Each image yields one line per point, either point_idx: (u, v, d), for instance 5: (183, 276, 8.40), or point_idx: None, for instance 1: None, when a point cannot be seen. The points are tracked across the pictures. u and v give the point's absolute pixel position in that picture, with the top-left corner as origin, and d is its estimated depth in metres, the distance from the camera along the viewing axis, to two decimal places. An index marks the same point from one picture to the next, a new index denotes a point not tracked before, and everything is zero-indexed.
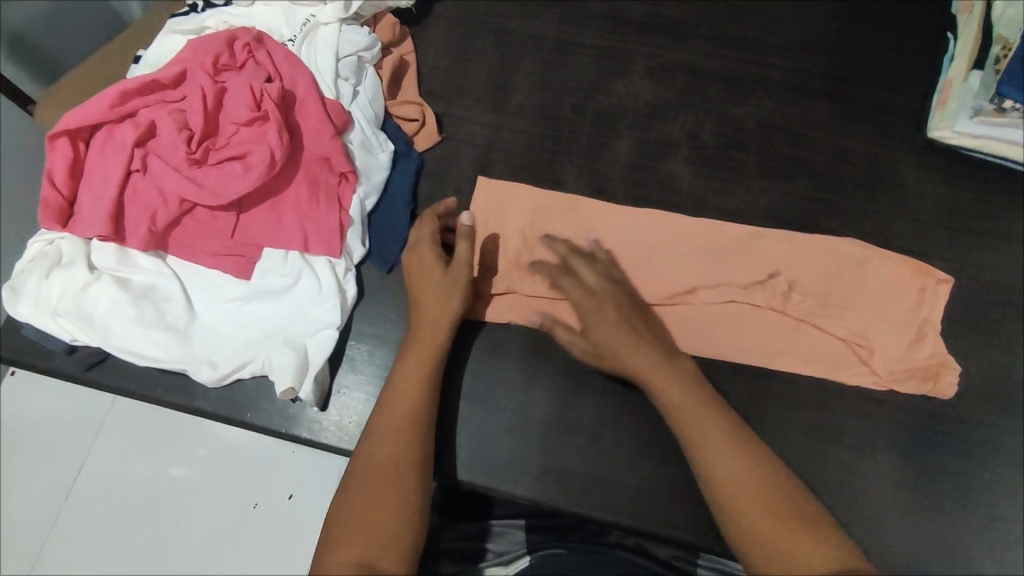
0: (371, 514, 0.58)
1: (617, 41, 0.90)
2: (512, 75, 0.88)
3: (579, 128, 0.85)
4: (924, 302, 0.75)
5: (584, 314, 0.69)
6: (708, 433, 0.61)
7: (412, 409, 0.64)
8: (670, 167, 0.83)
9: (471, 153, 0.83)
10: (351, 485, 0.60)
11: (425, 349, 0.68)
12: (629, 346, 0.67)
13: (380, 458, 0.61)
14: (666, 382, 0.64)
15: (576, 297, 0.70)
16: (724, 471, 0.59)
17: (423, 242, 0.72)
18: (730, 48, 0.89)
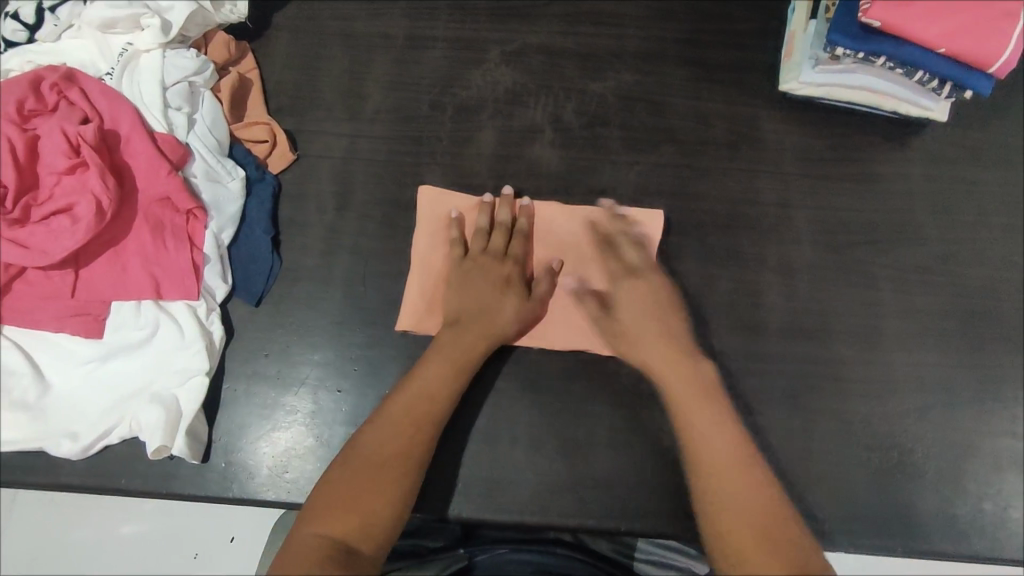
0: (375, 502, 0.57)
1: (470, 29, 0.87)
2: (365, 79, 0.84)
3: (440, 126, 0.82)
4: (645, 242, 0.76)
5: (621, 311, 0.71)
6: (711, 416, 0.63)
7: (422, 412, 0.64)
8: (536, 154, 0.81)
9: (329, 168, 0.80)
10: (337, 471, 0.59)
11: (419, 382, 0.65)
12: (652, 344, 0.68)
13: (384, 447, 0.61)
14: (678, 389, 0.65)
15: (625, 298, 0.71)
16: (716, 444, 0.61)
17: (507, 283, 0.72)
18: (584, 23, 0.88)
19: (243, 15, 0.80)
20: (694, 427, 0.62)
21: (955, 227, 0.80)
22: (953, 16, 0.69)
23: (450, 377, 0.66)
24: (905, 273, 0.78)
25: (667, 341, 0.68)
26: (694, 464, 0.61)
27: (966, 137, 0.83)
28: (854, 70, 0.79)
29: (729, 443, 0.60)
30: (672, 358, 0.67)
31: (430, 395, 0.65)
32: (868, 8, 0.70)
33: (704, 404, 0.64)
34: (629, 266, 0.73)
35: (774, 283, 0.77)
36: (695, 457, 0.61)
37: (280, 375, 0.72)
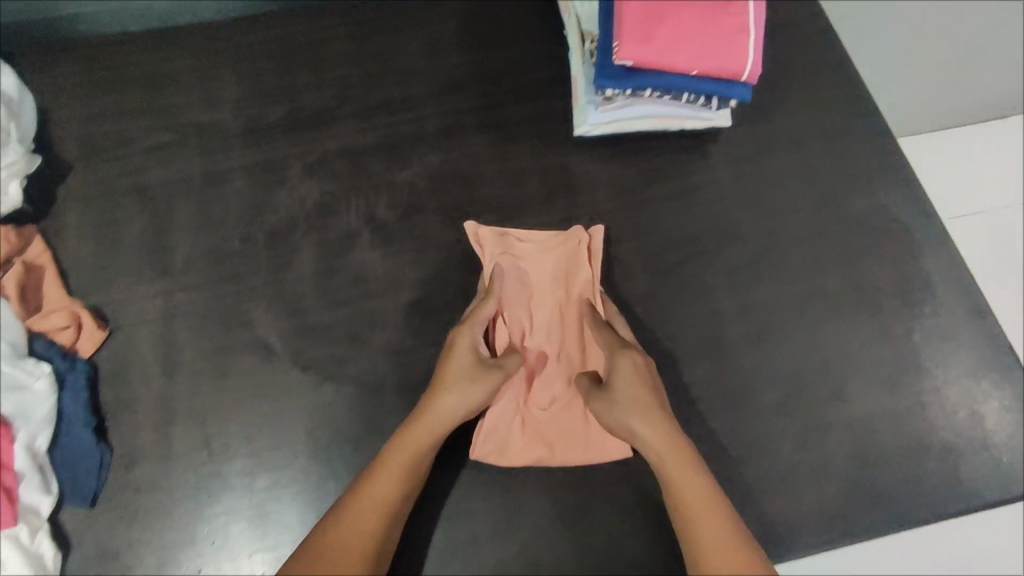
0: (371, 530, 0.61)
1: (266, 151, 0.87)
2: (167, 229, 0.81)
3: (255, 257, 0.80)
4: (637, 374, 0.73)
5: (613, 381, 0.70)
6: (709, 510, 0.62)
7: (441, 431, 0.68)
8: (357, 259, 0.80)
9: (147, 333, 0.76)
10: (352, 504, 0.62)
11: (422, 431, 0.67)
12: (635, 416, 0.67)
13: (359, 521, 0.61)
14: (668, 462, 0.65)
15: (619, 374, 0.70)
16: (705, 534, 0.60)
17: (472, 326, 0.72)
18: (380, 115, 0.89)
19: (19, 197, 0.81)
20: (685, 507, 0.63)
21: (769, 217, 0.84)
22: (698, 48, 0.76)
23: (420, 459, 0.67)
24: (736, 275, 0.81)
25: (659, 414, 0.68)
26: (682, 533, 0.62)
27: (757, 132, 0.88)
28: (632, 103, 0.82)
29: (705, 500, 0.62)
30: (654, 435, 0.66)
31: (408, 460, 0.66)
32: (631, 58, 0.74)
33: (689, 471, 0.64)
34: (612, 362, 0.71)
35: (615, 322, 0.79)
36: (686, 528, 0.62)
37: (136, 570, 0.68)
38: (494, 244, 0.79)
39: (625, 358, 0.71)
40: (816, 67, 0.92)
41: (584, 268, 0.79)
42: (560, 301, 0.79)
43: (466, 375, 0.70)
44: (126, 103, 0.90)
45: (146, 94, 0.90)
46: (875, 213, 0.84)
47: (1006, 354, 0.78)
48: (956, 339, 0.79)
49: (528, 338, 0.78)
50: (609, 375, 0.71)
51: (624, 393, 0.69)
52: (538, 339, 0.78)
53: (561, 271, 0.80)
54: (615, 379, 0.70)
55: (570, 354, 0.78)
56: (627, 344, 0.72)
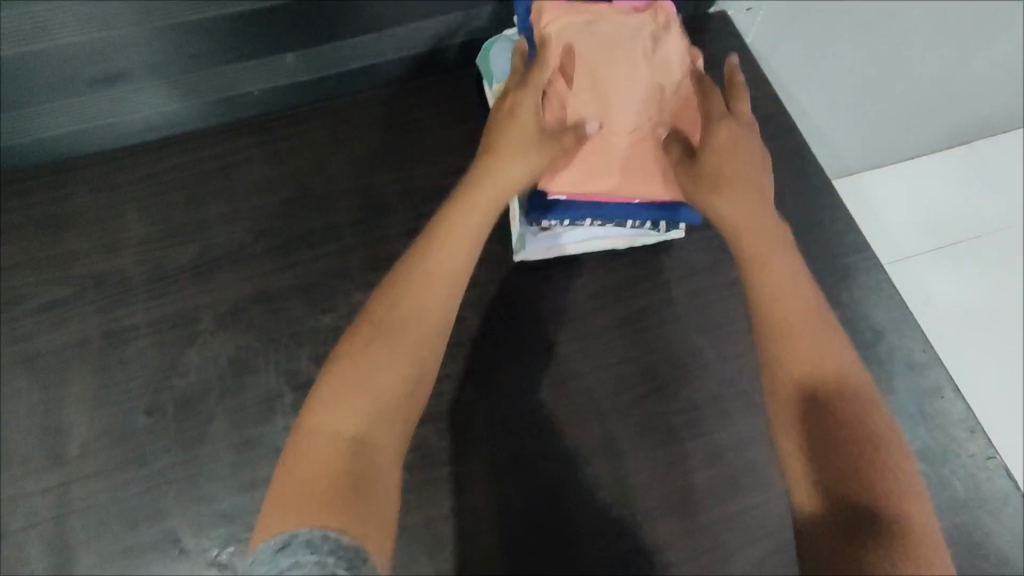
0: (417, 342, 0.50)
1: (175, 301, 0.79)
2: (65, 405, 0.74)
3: (162, 431, 0.72)
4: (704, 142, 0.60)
5: (703, 152, 0.59)
6: (815, 355, 0.47)
7: (473, 250, 0.57)
8: (277, 425, 0.73)
9: (40, 535, 0.68)
10: (376, 318, 0.51)
11: (459, 238, 0.57)
12: (727, 195, 0.57)
13: (404, 311, 0.51)
14: (760, 258, 0.54)
15: (711, 149, 0.59)
16: (811, 362, 0.47)
17: (529, 91, 0.63)
18: (300, 250, 0.82)
19: None
20: (778, 314, 0.50)
21: (729, 339, 0.77)
22: (638, 153, 0.70)
23: (455, 281, 0.55)
24: (698, 410, 0.74)
25: (756, 198, 0.57)
26: (761, 322, 0.50)
27: (711, 241, 0.81)
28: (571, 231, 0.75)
29: (808, 316, 0.49)
30: (777, 282, 0.52)
31: (441, 284, 0.54)
32: (564, 151, 0.64)
33: (790, 276, 0.52)
34: (709, 119, 0.60)
35: (568, 477, 0.71)
36: (772, 324, 0.50)
37: None
38: (546, 34, 0.69)
39: (716, 195, 0.57)
40: (776, 156, 0.85)
41: (650, 36, 0.70)
42: (615, 40, 0.69)
43: (524, 139, 0.62)
44: (17, 253, 0.81)
45: (41, 240, 0.82)
46: (850, 323, 0.77)
47: (1001, 479, 0.71)
48: (945, 465, 0.71)
49: (583, 67, 0.68)
50: (702, 147, 0.60)
51: (733, 174, 0.57)
52: (586, 59, 0.68)
53: (600, 58, 0.68)
54: (708, 155, 0.59)
55: (635, 93, 0.68)
56: (727, 113, 0.60)
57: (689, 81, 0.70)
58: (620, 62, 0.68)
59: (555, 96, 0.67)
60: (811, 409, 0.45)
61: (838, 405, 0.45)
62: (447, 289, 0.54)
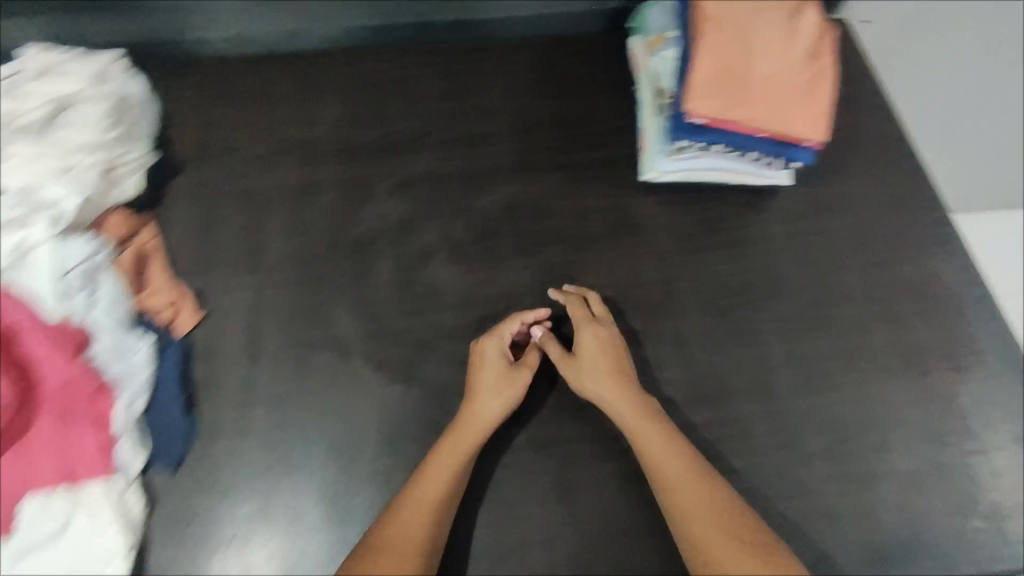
0: (419, 532, 0.67)
1: (359, 170, 0.95)
2: (264, 231, 0.89)
3: (340, 261, 0.87)
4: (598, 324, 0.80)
5: (583, 349, 0.79)
6: (706, 510, 0.68)
7: (475, 441, 0.73)
8: (433, 274, 0.87)
9: (236, 320, 0.82)
10: (385, 527, 0.68)
11: (452, 447, 0.73)
12: (602, 379, 0.76)
13: (433, 492, 0.70)
14: (641, 427, 0.73)
15: (587, 339, 0.79)
16: (710, 534, 0.66)
17: (496, 337, 0.78)
18: (462, 147, 0.98)
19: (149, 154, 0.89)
20: (675, 492, 0.69)
21: (821, 273, 0.88)
22: (775, 87, 0.80)
23: (460, 473, 0.72)
24: (788, 323, 0.85)
25: (625, 382, 0.76)
26: (667, 490, 0.70)
27: (814, 192, 0.93)
28: (699, 156, 0.88)
29: (699, 494, 0.68)
30: (671, 463, 0.71)
31: (446, 469, 0.71)
32: (532, 371, 0.77)
33: (672, 450, 0.72)
34: (598, 316, 0.81)
35: (670, 355, 0.83)
36: (671, 495, 0.69)
37: (207, 536, 0.73)
38: None
39: (597, 380, 0.76)
40: (875, 137, 0.98)
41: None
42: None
43: (491, 381, 0.76)
44: (235, 116, 0.99)
45: (255, 108, 1.00)
46: (926, 279, 0.88)
47: None
48: (997, 405, 0.82)
49: (732, 18, 0.82)
50: (578, 347, 0.79)
51: (589, 357, 0.78)
52: (737, 11, 0.82)
53: (747, 12, 0.82)
54: (583, 353, 0.78)
55: (776, 40, 0.81)
56: (592, 320, 0.80)
57: (819, 34, 0.82)
58: (762, 18, 0.82)
59: (709, 38, 0.81)
60: (691, 537, 0.67)
61: (752, 547, 0.65)
62: (432, 466, 0.71)
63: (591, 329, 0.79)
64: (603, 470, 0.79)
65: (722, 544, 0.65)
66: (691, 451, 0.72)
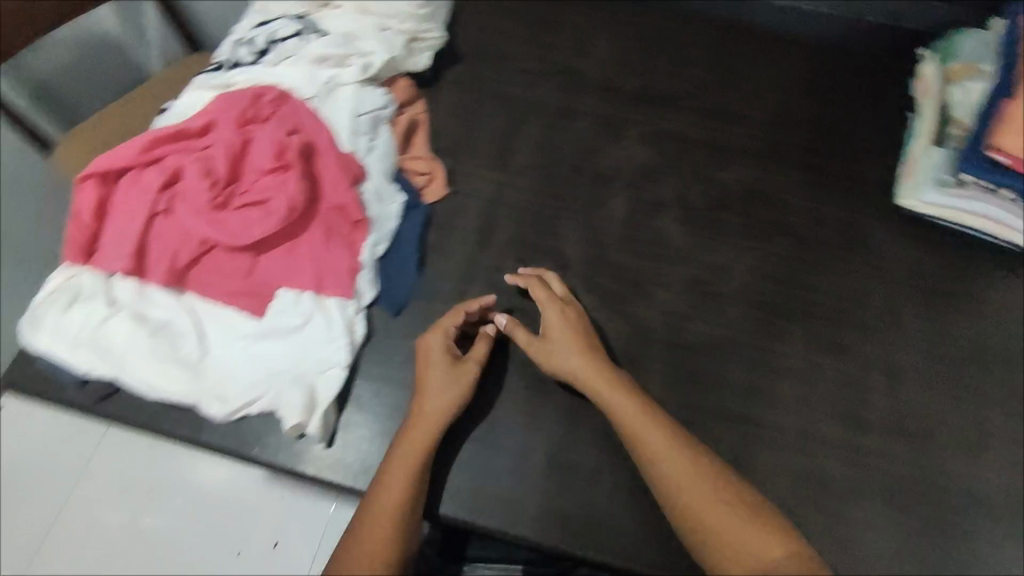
0: (391, 522, 0.64)
1: (612, 110, 0.99)
2: (517, 138, 0.95)
3: (579, 186, 0.92)
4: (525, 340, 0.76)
5: (552, 330, 0.76)
6: (694, 486, 0.65)
7: (439, 428, 0.71)
8: (660, 226, 0.90)
9: (476, 207, 0.89)
10: (358, 525, 0.65)
11: (412, 445, 0.70)
12: (575, 356, 0.74)
13: (393, 492, 0.66)
14: (635, 416, 0.70)
15: (552, 327, 0.76)
16: (707, 514, 0.63)
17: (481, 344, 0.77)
18: (716, 117, 0.98)
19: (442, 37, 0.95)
20: (663, 473, 0.66)
21: None
22: None
23: (422, 463, 0.69)
24: (1011, 396, 0.80)
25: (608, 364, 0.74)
26: (659, 483, 0.67)
27: None
28: (976, 197, 0.86)
29: (689, 467, 0.66)
30: (665, 453, 0.67)
31: (409, 463, 0.68)
32: (478, 365, 0.75)
33: (661, 432, 0.68)
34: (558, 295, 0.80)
35: (876, 381, 0.80)
36: (660, 477, 0.66)
37: (405, 379, 0.79)
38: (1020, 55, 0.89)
39: (569, 355, 0.74)
40: None
41: None
42: None
43: (440, 379, 0.73)
44: (515, 29, 1.06)
45: (535, 27, 1.06)
46: None
47: None
48: None
49: None
50: (514, 330, 0.77)
51: (552, 336, 0.76)
52: None
53: None
54: (551, 332, 0.76)
55: None
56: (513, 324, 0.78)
57: None
58: None
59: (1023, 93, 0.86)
60: (691, 521, 0.64)
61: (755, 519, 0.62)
62: (411, 458, 0.69)
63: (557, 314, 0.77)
64: (785, 463, 0.76)
65: (723, 523, 0.62)
66: (672, 423, 0.70)
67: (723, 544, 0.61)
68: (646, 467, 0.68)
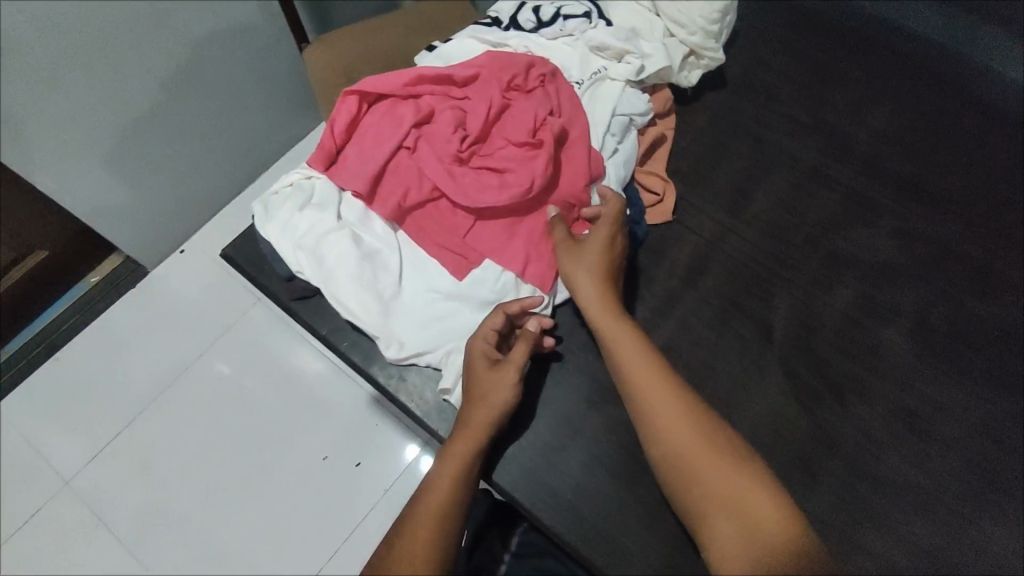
0: (438, 518, 0.64)
1: (872, 190, 0.88)
2: (759, 186, 0.88)
3: (808, 260, 0.84)
4: (564, 255, 0.75)
5: (589, 243, 0.74)
6: (695, 454, 0.63)
7: (483, 431, 0.69)
8: (887, 335, 0.80)
9: (695, 245, 0.85)
10: (407, 517, 0.65)
11: (462, 445, 0.68)
12: (599, 278, 0.73)
13: (438, 488, 0.66)
14: (637, 362, 0.69)
15: (591, 242, 0.74)
16: (705, 486, 0.62)
17: (515, 357, 0.71)
18: (992, 238, 0.85)
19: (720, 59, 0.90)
20: (659, 428, 0.65)
21: None
22: None
23: (469, 463, 0.68)
24: None
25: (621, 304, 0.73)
26: (655, 440, 0.66)
27: None
28: None
29: (692, 431, 0.64)
30: (664, 407, 0.66)
31: (455, 462, 0.67)
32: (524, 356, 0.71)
33: (664, 385, 0.67)
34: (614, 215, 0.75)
35: None
36: (657, 431, 0.65)
37: (569, 393, 0.78)
38: None
39: (585, 275, 0.73)
40: None
41: None
42: None
43: (482, 388, 0.70)
44: (791, 70, 0.97)
45: (814, 74, 0.97)
46: None
47: None
48: None
49: None
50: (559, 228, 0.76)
51: (591, 251, 0.74)
52: None
53: None
54: (590, 244, 0.74)
55: None
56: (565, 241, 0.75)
57: None
58: None
59: None
60: (688, 482, 0.63)
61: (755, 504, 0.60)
62: (458, 459, 0.67)
63: (605, 229, 0.74)
64: None
65: (721, 501, 0.61)
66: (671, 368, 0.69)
67: (720, 524, 0.60)
68: (641, 415, 0.67)
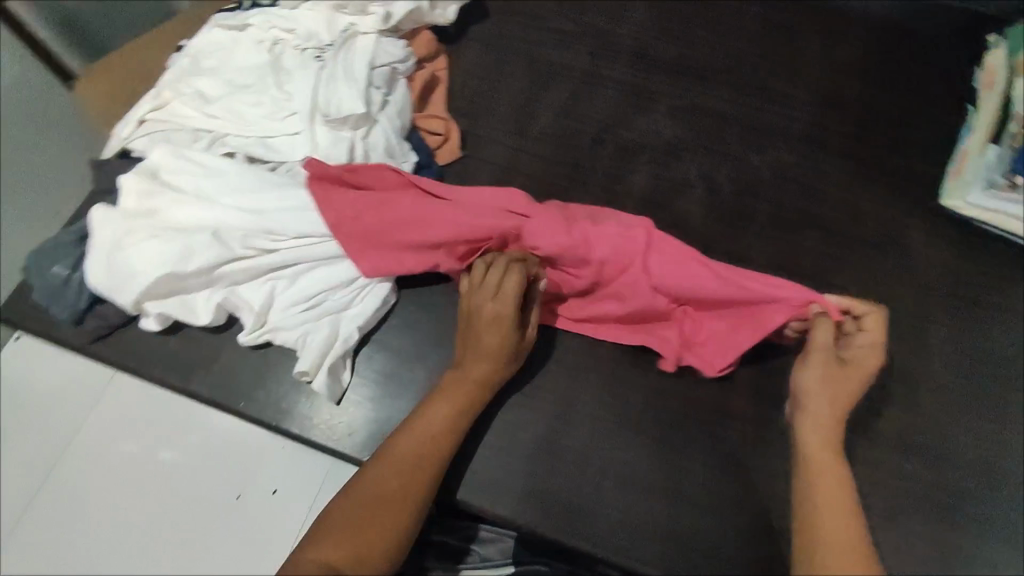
0: (419, 470, 0.64)
1: (643, 79, 0.93)
2: (538, 101, 0.91)
3: (598, 158, 0.87)
4: (806, 364, 0.67)
5: (856, 358, 0.66)
6: (836, 511, 0.59)
7: (477, 394, 0.69)
8: (681, 207, 0.85)
9: (492, 173, 0.86)
10: (388, 454, 0.65)
11: (456, 402, 0.68)
12: (836, 388, 0.65)
13: (430, 432, 0.66)
14: (821, 434, 0.64)
15: (861, 358, 0.66)
16: (837, 531, 0.58)
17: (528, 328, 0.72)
18: (754, 94, 0.92)
19: None
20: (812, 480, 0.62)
21: None
22: None
23: (457, 421, 0.67)
24: None
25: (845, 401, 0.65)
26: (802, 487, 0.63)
27: None
28: None
29: (844, 490, 0.60)
30: (824, 467, 0.62)
31: (451, 409, 0.68)
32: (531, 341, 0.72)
33: (836, 460, 0.62)
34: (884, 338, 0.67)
35: (895, 390, 0.76)
36: (808, 477, 0.62)
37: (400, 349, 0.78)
38: None
39: (823, 393, 0.65)
40: None
41: None
42: None
43: (483, 349, 0.69)
44: None
45: None
46: None
47: None
48: None
49: None
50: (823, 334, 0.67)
51: (851, 367, 0.66)
52: None
53: None
54: (855, 361, 0.66)
55: None
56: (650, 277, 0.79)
57: None
58: None
59: None
60: (812, 527, 0.59)
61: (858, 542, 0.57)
62: (457, 424, 0.67)
63: (866, 347, 0.67)
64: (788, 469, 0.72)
65: (844, 539, 0.57)
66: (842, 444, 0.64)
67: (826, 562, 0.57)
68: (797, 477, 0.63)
